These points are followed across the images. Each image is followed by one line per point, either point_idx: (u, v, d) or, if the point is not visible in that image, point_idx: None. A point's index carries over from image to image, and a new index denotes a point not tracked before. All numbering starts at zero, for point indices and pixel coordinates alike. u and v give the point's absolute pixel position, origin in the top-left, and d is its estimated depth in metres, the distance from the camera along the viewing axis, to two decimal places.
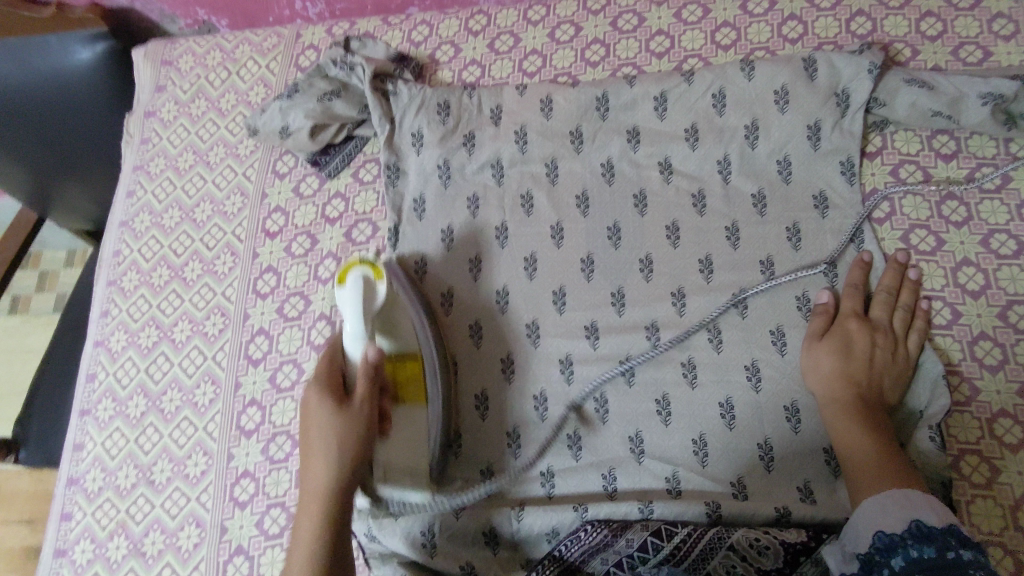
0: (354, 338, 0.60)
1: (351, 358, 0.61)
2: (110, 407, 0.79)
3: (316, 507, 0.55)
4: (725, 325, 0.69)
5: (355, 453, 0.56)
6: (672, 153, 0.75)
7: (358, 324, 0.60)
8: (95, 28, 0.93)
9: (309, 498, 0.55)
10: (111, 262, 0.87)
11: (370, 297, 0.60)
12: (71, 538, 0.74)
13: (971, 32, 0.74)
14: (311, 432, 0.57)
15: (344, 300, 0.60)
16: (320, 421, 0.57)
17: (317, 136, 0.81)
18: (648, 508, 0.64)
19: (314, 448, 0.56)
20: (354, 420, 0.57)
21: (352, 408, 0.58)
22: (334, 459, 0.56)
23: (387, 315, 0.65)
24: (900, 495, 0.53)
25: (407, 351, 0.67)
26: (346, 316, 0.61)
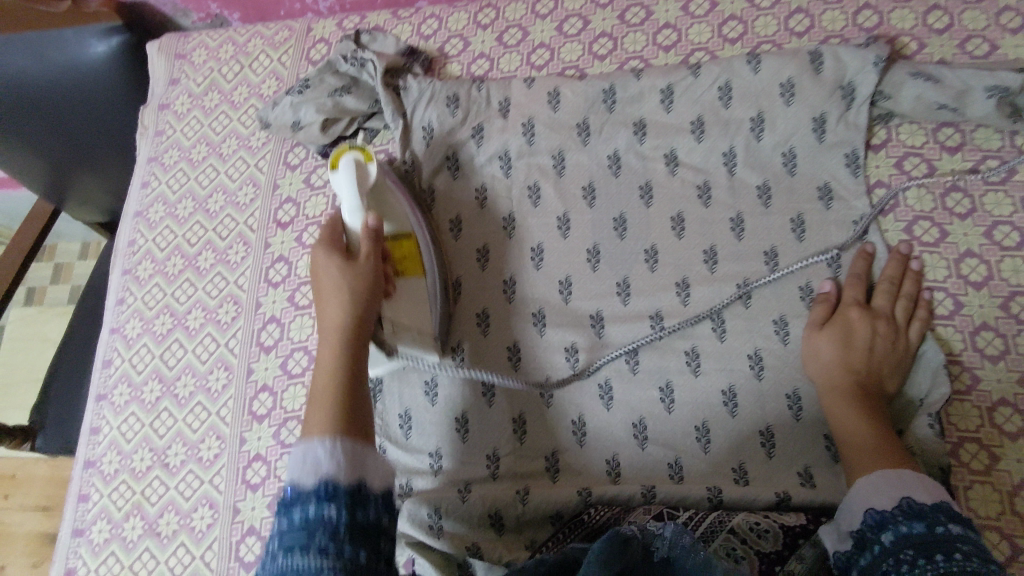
0: (351, 211, 0.64)
1: (352, 232, 0.64)
2: (126, 392, 0.81)
3: (335, 338, 0.55)
4: (729, 315, 0.69)
5: (365, 289, 0.58)
6: (678, 145, 0.76)
7: (355, 199, 0.64)
8: (109, 21, 0.95)
9: (327, 332, 0.56)
10: (126, 251, 0.89)
11: (363, 174, 0.65)
12: (88, 519, 0.76)
13: (978, 25, 0.74)
14: (322, 287, 0.59)
15: (339, 180, 0.65)
16: (328, 272, 0.59)
17: (328, 130, 0.82)
18: (651, 492, 0.65)
19: (327, 301, 0.57)
20: (361, 271, 0.59)
21: (361, 263, 0.60)
22: (348, 296, 0.57)
23: (379, 193, 0.68)
24: (896, 476, 0.53)
25: (400, 230, 0.70)
26: (342, 194, 0.65)
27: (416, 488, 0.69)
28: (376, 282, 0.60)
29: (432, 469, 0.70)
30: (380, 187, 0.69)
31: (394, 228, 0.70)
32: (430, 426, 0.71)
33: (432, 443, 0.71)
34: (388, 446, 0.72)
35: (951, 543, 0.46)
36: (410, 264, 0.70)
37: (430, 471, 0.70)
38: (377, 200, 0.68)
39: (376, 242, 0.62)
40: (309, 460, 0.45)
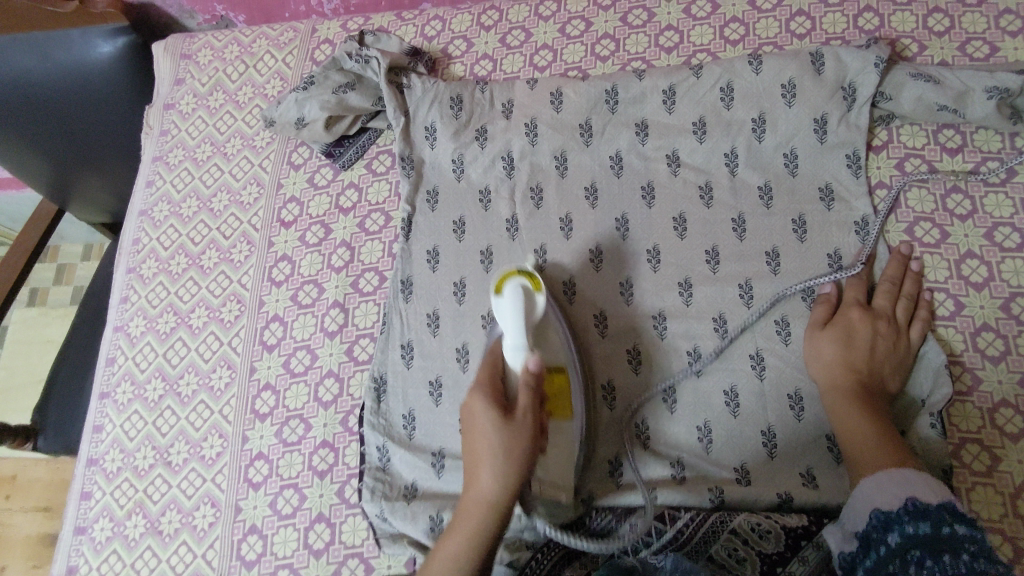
0: (514, 350, 0.58)
1: (511, 372, 0.59)
2: (129, 390, 0.81)
3: (483, 514, 0.54)
4: (731, 316, 0.70)
5: (519, 459, 0.54)
6: (680, 146, 0.76)
7: (518, 336, 0.58)
8: (116, 23, 0.96)
9: (470, 511, 0.54)
10: (131, 251, 0.89)
11: (531, 304, 0.60)
12: (91, 516, 0.77)
13: (978, 27, 0.75)
14: (476, 446, 0.55)
15: (503, 308, 0.59)
16: (485, 430, 0.55)
17: (332, 127, 0.83)
18: (652, 495, 0.65)
19: (480, 456, 0.55)
20: (520, 433, 0.55)
21: (518, 419, 0.56)
22: (501, 460, 0.54)
23: (539, 327, 0.63)
24: (900, 473, 0.54)
25: (555, 364, 0.63)
26: (506, 328, 0.59)
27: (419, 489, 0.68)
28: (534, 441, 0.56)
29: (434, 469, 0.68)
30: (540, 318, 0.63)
31: (552, 363, 0.63)
32: (432, 426, 0.70)
33: (434, 444, 0.69)
34: (391, 446, 0.70)
35: (957, 543, 0.46)
36: (557, 404, 0.62)
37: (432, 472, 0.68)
38: (538, 335, 0.63)
39: (534, 393, 0.57)
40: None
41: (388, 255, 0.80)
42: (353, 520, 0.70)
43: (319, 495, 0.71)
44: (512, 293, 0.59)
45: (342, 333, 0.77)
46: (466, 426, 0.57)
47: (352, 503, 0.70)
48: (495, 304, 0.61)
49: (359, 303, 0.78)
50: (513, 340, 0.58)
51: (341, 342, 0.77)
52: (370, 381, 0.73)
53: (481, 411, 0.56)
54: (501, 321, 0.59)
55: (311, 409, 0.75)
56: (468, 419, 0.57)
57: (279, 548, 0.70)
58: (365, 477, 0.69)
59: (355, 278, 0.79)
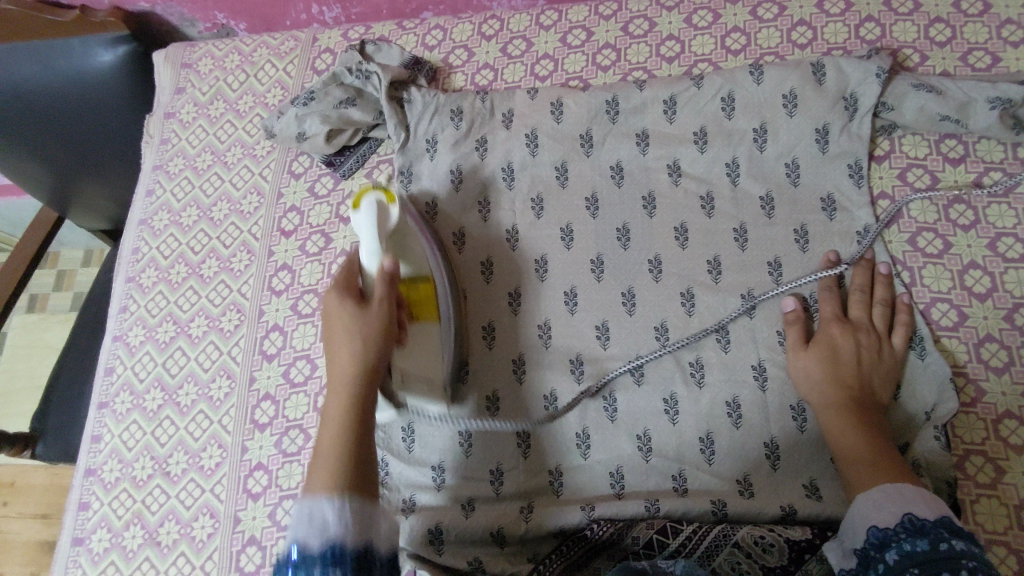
0: (370, 255, 0.64)
1: (369, 275, 0.64)
2: (128, 400, 0.81)
3: (342, 393, 0.55)
4: (733, 326, 0.69)
5: (378, 331, 0.59)
6: (681, 156, 0.76)
7: (374, 243, 0.64)
8: (116, 31, 0.95)
9: (336, 383, 0.56)
10: (130, 259, 0.89)
11: (384, 215, 0.64)
12: (89, 527, 0.76)
13: (980, 38, 0.75)
14: (334, 330, 0.59)
15: (359, 221, 0.64)
16: (343, 318, 0.59)
17: (333, 140, 0.83)
18: (654, 506, 0.64)
19: (337, 347, 0.58)
20: (372, 318, 0.59)
21: (373, 306, 0.60)
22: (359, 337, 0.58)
23: (400, 237, 0.67)
24: (897, 491, 0.53)
25: (420, 275, 0.68)
26: (362, 234, 0.65)
27: (418, 502, 0.69)
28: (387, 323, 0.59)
29: (434, 483, 0.69)
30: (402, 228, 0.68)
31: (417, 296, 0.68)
32: (432, 441, 0.70)
33: (434, 457, 0.70)
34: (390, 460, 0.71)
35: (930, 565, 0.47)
36: (426, 311, 0.68)
37: (432, 486, 0.69)
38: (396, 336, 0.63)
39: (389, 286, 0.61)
40: (314, 519, 0.47)
41: None
42: None
43: None
44: (359, 218, 0.65)
45: None
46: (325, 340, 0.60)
47: None
48: (356, 222, 0.65)
49: None
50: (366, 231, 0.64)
51: None
52: None
53: (343, 309, 0.60)
54: (357, 234, 0.65)
55: (311, 419, 0.75)
56: (326, 312, 0.61)
57: None
58: None
59: None
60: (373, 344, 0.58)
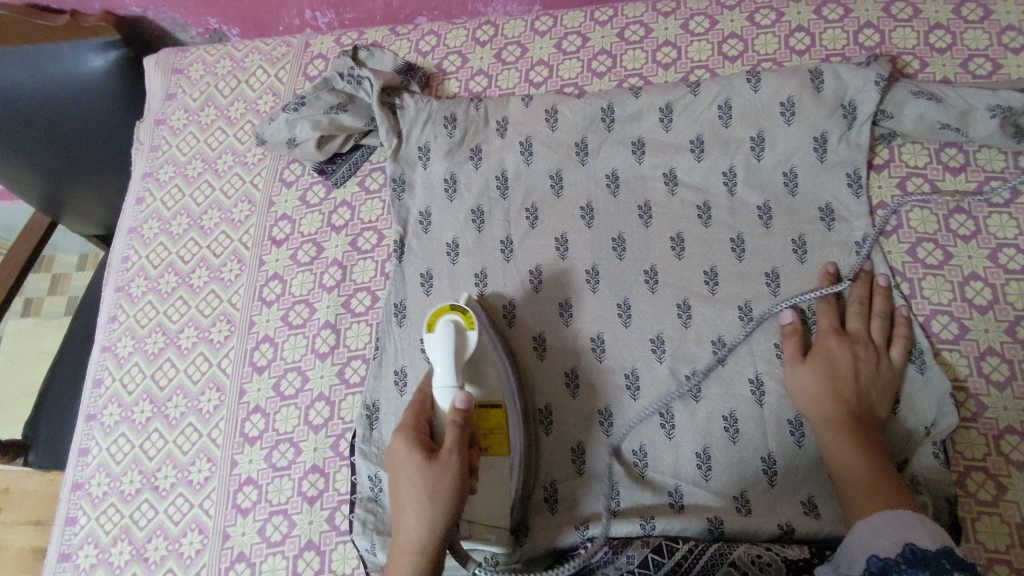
0: (444, 386, 0.62)
1: (439, 410, 0.61)
2: (116, 412, 0.80)
3: (414, 554, 0.54)
4: (730, 337, 0.68)
5: (448, 499, 0.54)
6: (677, 164, 0.75)
7: (448, 375, 0.62)
8: (108, 36, 0.94)
9: (397, 555, 0.55)
10: (120, 268, 0.88)
11: (460, 347, 0.63)
12: (76, 542, 0.75)
13: (980, 44, 0.74)
14: (399, 470, 0.56)
15: (435, 344, 0.63)
16: (409, 472, 0.55)
17: (324, 147, 0.81)
18: (650, 524, 0.63)
19: (404, 504, 0.55)
20: (443, 477, 0.55)
21: (442, 458, 0.55)
22: (428, 502, 0.54)
23: (474, 364, 0.66)
24: (896, 517, 0.53)
25: (491, 401, 0.65)
26: (437, 358, 0.63)
27: None
28: (460, 481, 0.55)
29: None
30: (475, 355, 0.66)
31: (484, 397, 0.65)
32: None
33: None
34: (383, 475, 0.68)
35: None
36: (496, 444, 0.64)
37: None
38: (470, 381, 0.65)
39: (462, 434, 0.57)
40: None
41: (380, 275, 0.78)
42: (343, 547, 0.68)
43: (308, 522, 0.70)
44: (436, 337, 0.63)
45: (333, 354, 0.76)
46: (392, 488, 0.57)
47: (342, 530, 0.69)
48: (428, 341, 0.64)
49: (351, 324, 0.77)
50: (438, 352, 0.63)
51: (332, 364, 0.75)
52: (363, 407, 0.71)
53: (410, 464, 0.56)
54: (432, 357, 0.63)
55: (301, 432, 0.73)
56: (393, 461, 0.57)
57: None
58: (356, 507, 0.67)
59: (347, 297, 0.78)
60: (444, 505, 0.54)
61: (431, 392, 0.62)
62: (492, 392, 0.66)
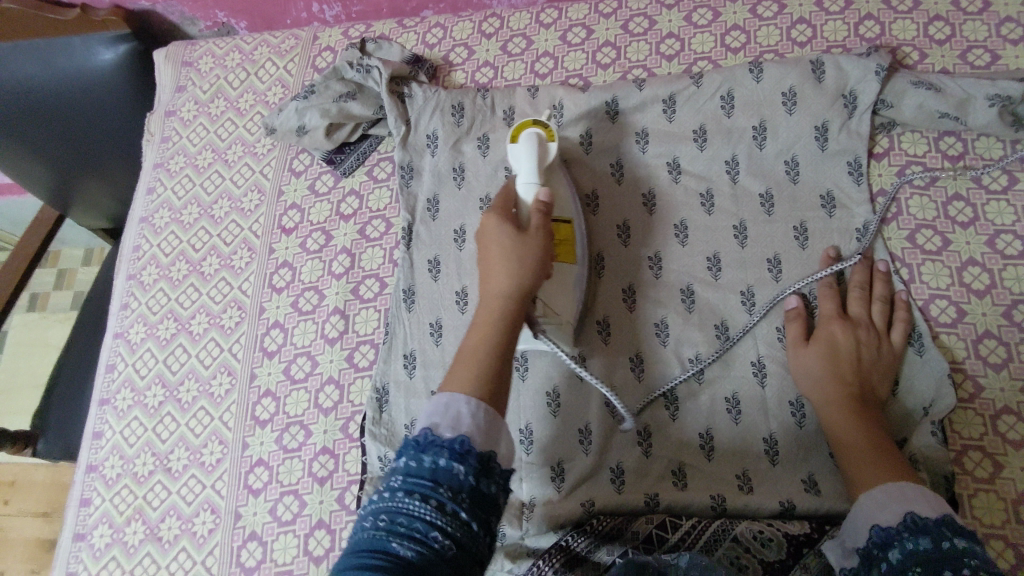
0: (525, 182, 0.66)
1: (523, 201, 0.65)
2: (129, 397, 0.81)
3: (494, 306, 0.56)
4: (733, 323, 0.69)
5: (534, 265, 0.58)
6: (680, 153, 0.76)
7: (531, 173, 0.66)
8: (117, 30, 0.96)
9: (487, 304, 0.57)
10: (132, 256, 0.89)
11: (544, 150, 0.68)
12: (90, 523, 0.76)
13: (979, 35, 0.75)
14: (490, 248, 0.60)
15: (518, 152, 0.67)
16: (498, 235, 0.60)
17: (332, 135, 0.83)
18: (654, 500, 0.65)
19: (495, 265, 0.58)
20: (531, 242, 0.59)
21: (532, 232, 0.60)
22: (517, 265, 0.58)
23: (548, 173, 0.70)
24: (898, 492, 0.54)
25: (562, 218, 0.69)
26: (521, 165, 0.67)
27: None
28: (544, 253, 0.60)
29: None
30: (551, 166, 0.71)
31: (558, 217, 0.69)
32: None
33: None
34: (393, 456, 0.70)
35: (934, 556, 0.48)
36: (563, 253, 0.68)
37: None
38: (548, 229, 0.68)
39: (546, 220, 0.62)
40: (448, 410, 0.49)
41: (389, 261, 0.80)
42: (353, 527, 0.69)
43: (319, 502, 0.71)
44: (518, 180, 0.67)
45: (342, 339, 0.77)
46: (479, 263, 0.60)
47: (351, 509, 0.70)
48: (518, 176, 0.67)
49: (360, 309, 0.78)
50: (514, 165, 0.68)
51: (342, 348, 0.77)
52: (373, 391, 0.73)
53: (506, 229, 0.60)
54: (515, 165, 0.68)
55: (311, 415, 0.75)
56: (483, 235, 0.61)
57: (279, 555, 0.70)
58: (366, 485, 0.69)
59: (356, 284, 0.79)
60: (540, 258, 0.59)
61: (514, 189, 0.66)
62: (562, 216, 0.69)
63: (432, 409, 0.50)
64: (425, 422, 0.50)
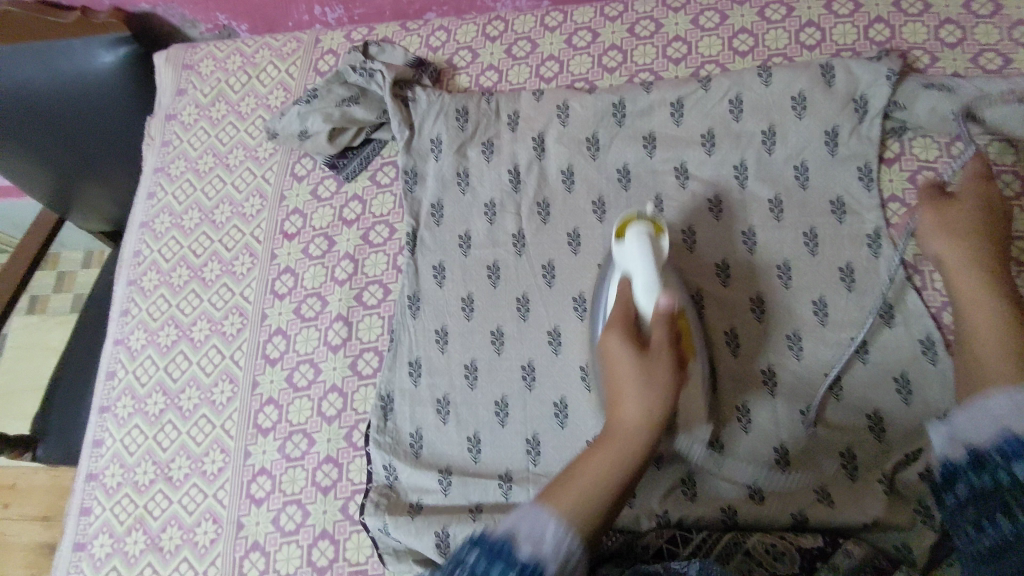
0: (644, 293, 0.61)
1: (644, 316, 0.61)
2: (130, 404, 0.80)
3: (615, 443, 0.56)
4: (744, 330, 0.68)
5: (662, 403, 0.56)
6: (688, 158, 0.75)
7: (648, 275, 0.62)
8: (117, 32, 0.95)
9: (624, 438, 0.56)
10: (132, 262, 0.89)
11: (656, 249, 0.64)
12: (90, 533, 0.75)
13: (990, 39, 0.74)
14: (619, 382, 0.58)
15: (631, 253, 0.63)
16: (623, 358, 0.58)
17: (335, 139, 0.82)
18: (665, 514, 0.64)
19: (624, 389, 0.57)
20: (661, 374, 0.57)
21: (656, 353, 0.58)
22: (645, 381, 0.57)
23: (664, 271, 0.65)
24: (1010, 397, 0.55)
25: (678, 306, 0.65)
26: (636, 268, 0.62)
27: (425, 507, 0.67)
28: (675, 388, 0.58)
29: (441, 488, 0.67)
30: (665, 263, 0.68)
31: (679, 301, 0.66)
32: (439, 445, 0.70)
33: (443, 461, 0.69)
34: (397, 464, 0.69)
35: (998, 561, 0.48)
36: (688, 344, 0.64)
37: (439, 491, 0.67)
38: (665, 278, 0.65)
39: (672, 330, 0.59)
40: (535, 528, 0.49)
41: (393, 268, 0.79)
42: (357, 537, 0.69)
43: (323, 511, 0.70)
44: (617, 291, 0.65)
45: (345, 346, 0.76)
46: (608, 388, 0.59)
47: (356, 519, 0.69)
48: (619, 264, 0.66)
49: (363, 316, 0.77)
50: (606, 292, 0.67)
51: (345, 356, 0.76)
52: (377, 399, 0.72)
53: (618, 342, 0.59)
54: (630, 266, 0.63)
55: (315, 424, 0.74)
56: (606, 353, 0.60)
57: (282, 565, 0.69)
58: (370, 493, 0.68)
59: (359, 290, 0.79)
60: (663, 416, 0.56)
61: (632, 297, 0.62)
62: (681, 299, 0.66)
63: (519, 518, 0.49)
64: (512, 523, 0.49)
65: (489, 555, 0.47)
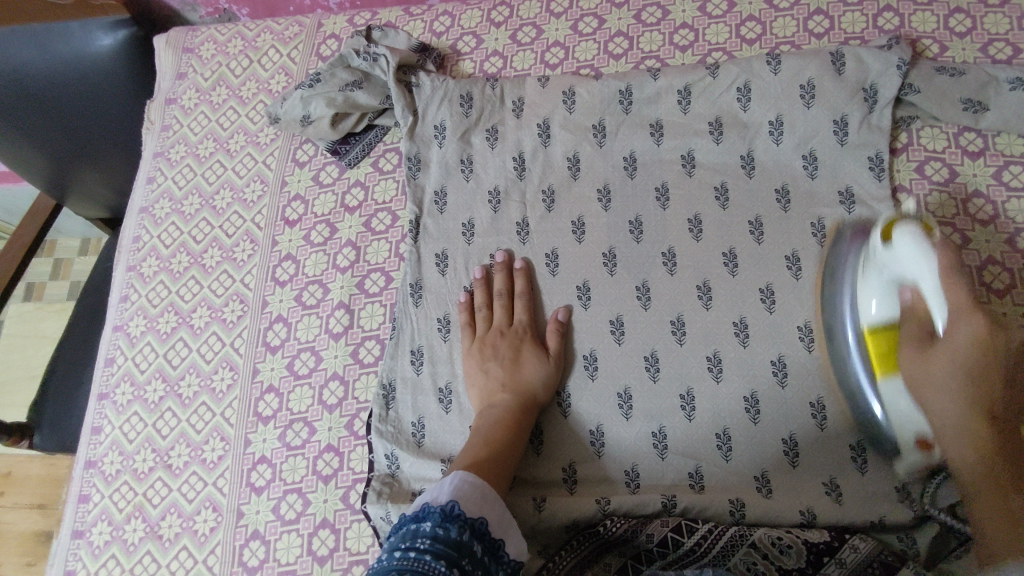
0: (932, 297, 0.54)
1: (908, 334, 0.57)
2: (129, 391, 0.80)
3: (972, 428, 0.52)
4: (752, 320, 0.67)
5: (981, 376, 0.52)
6: (695, 147, 0.74)
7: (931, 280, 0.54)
8: (116, 14, 0.93)
9: (944, 422, 0.54)
10: (131, 248, 0.88)
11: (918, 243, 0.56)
12: (89, 520, 0.75)
13: (1000, 28, 0.73)
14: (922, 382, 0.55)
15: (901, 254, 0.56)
16: (938, 406, 0.54)
17: (338, 125, 0.81)
18: (671, 501, 0.63)
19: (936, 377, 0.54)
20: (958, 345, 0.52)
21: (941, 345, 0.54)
22: (957, 390, 0.53)
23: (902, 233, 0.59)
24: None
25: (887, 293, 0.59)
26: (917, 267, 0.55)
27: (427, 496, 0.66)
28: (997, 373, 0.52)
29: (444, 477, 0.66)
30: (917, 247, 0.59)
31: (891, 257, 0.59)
32: (443, 435, 0.69)
33: (446, 450, 0.68)
34: (399, 453, 0.68)
35: None
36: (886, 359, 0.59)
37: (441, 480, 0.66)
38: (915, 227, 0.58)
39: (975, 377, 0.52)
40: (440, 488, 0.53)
41: (395, 255, 0.78)
42: (358, 526, 0.68)
43: (324, 500, 0.70)
44: (871, 274, 0.60)
45: (347, 334, 0.76)
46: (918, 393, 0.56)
47: (356, 508, 0.69)
48: (874, 246, 0.60)
49: (365, 304, 0.77)
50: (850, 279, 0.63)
51: (346, 344, 0.75)
52: (378, 387, 0.71)
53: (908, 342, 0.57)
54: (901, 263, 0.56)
55: (316, 412, 0.73)
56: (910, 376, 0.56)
57: (282, 554, 0.69)
58: (372, 482, 0.67)
59: (361, 278, 0.78)
60: (964, 434, 0.52)
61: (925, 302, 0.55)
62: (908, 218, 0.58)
63: (434, 490, 0.53)
64: (430, 495, 0.52)
65: (441, 520, 0.49)
